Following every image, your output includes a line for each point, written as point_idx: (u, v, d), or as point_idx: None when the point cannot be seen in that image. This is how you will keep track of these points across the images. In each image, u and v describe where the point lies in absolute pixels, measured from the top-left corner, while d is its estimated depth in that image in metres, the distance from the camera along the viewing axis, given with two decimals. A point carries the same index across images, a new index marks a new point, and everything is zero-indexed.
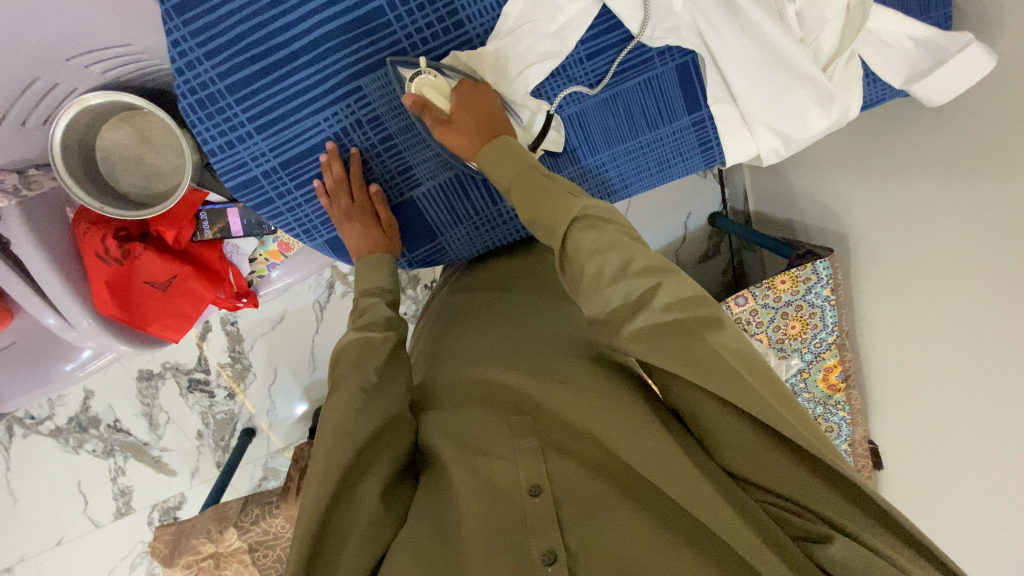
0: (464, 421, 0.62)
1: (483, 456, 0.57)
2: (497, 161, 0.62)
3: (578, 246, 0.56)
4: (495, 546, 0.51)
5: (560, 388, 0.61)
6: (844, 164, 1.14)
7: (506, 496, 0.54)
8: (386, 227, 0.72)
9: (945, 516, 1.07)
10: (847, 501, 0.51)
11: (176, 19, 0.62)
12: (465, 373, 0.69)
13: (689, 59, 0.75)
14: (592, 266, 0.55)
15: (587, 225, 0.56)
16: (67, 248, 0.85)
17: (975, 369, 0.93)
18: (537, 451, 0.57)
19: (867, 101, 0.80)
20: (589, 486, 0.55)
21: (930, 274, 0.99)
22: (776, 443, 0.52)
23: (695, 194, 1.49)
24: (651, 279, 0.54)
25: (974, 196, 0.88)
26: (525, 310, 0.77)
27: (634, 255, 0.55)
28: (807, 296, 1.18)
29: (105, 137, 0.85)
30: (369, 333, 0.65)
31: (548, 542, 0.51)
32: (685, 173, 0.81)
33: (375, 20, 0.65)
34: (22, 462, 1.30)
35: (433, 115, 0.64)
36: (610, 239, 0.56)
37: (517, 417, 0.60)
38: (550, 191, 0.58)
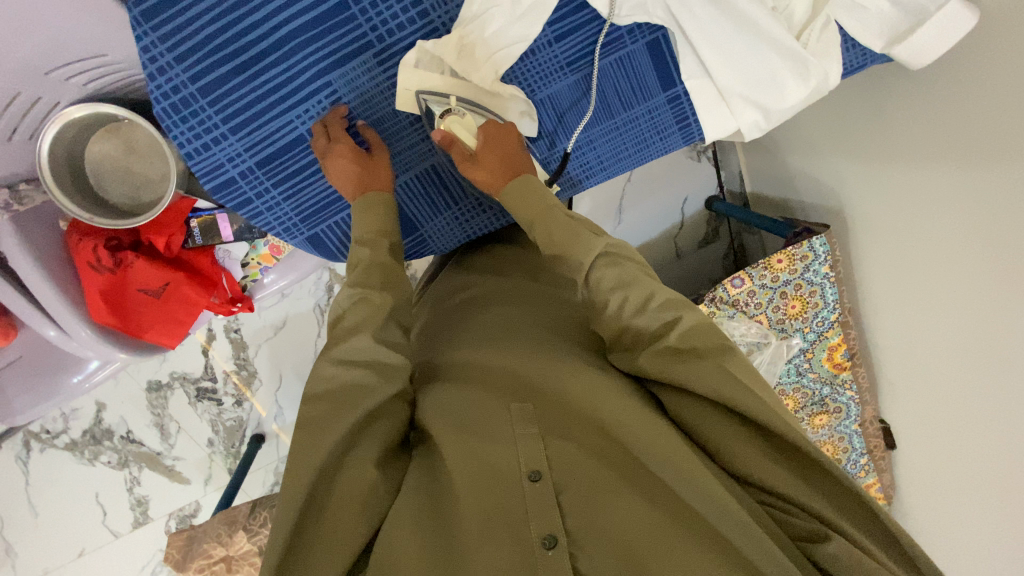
0: (460, 402, 0.60)
1: (480, 437, 0.55)
2: (519, 197, 0.66)
3: (601, 281, 0.61)
4: (493, 531, 0.48)
5: (564, 378, 0.60)
6: (834, 138, 1.12)
7: (506, 480, 0.52)
8: (369, 162, 0.68)
9: (968, 494, 1.03)
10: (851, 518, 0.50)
11: (145, 25, 0.63)
12: (461, 358, 0.67)
13: (660, 35, 0.74)
14: (615, 298, 0.60)
15: (609, 261, 0.62)
16: (62, 260, 0.87)
17: (990, 334, 0.90)
18: (538, 436, 0.55)
19: (847, 67, 0.77)
20: (592, 472, 0.52)
21: (936, 241, 0.96)
22: (781, 457, 0.52)
23: (689, 176, 1.44)
24: (672, 313, 0.59)
25: (975, 156, 0.85)
26: (524, 300, 0.76)
27: (655, 292, 0.60)
28: (805, 274, 1.16)
29: (94, 149, 0.87)
30: (366, 290, 0.62)
31: (548, 526, 0.48)
32: (664, 152, 0.80)
33: (340, 14, 0.66)
34: (41, 476, 1.33)
35: (459, 149, 0.67)
36: (631, 275, 0.61)
37: (519, 403, 0.58)
38: (578, 231, 0.64)
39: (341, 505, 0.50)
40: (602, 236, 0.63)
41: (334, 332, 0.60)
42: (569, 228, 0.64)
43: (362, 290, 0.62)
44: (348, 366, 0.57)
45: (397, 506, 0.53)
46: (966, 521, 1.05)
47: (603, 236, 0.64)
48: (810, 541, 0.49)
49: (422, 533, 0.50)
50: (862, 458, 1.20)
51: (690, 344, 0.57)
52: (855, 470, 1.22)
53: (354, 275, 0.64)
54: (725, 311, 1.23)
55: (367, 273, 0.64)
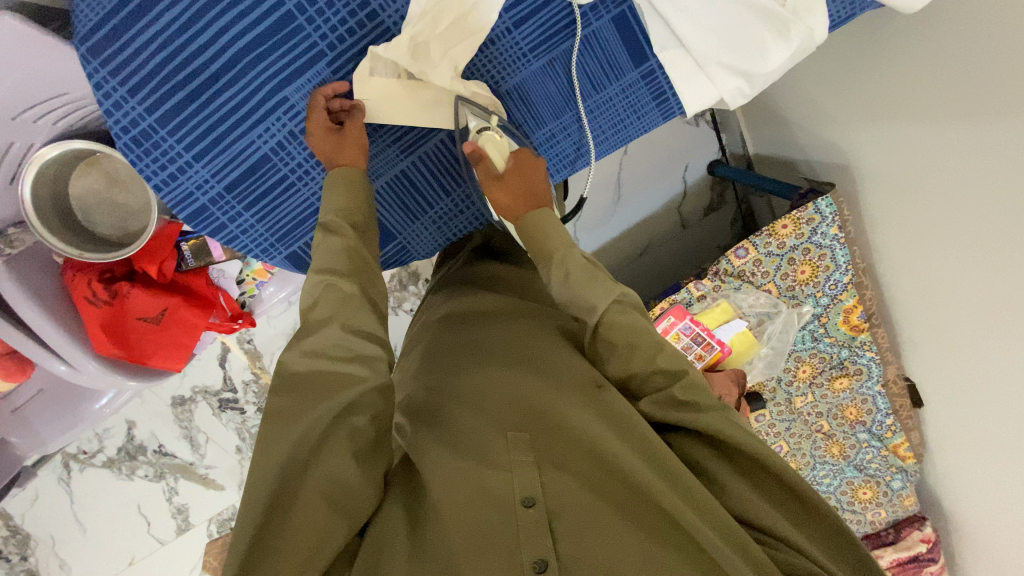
0: (461, 425, 0.59)
1: (471, 460, 0.54)
2: (539, 230, 0.65)
3: (613, 329, 0.59)
4: (487, 553, 0.48)
5: (566, 404, 0.58)
6: (835, 89, 1.04)
7: (501, 507, 0.50)
8: (337, 141, 0.65)
9: (1004, 446, 0.99)
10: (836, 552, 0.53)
11: (93, 61, 0.61)
12: (459, 379, 0.65)
13: (626, 8, 0.70)
14: (622, 345, 0.59)
15: (622, 310, 0.60)
16: (60, 298, 0.89)
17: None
18: (533, 464, 0.54)
19: (835, 19, 0.72)
20: (585, 501, 0.51)
21: (958, 187, 0.89)
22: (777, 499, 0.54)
23: (689, 144, 1.36)
24: (679, 366, 0.58)
25: (999, 90, 0.78)
26: (517, 315, 0.73)
27: (664, 344, 0.59)
28: (813, 237, 1.10)
29: (75, 185, 0.87)
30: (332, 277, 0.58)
31: (539, 550, 0.48)
32: (644, 131, 0.76)
33: (287, 26, 0.63)
34: (84, 494, 1.38)
35: (487, 167, 0.66)
36: (642, 326, 0.60)
37: (516, 431, 0.56)
38: (595, 278, 0.61)
39: (311, 501, 0.48)
40: (618, 284, 0.61)
41: (307, 323, 0.57)
42: (587, 271, 0.62)
43: (329, 277, 0.59)
44: (324, 359, 0.54)
45: (385, 511, 0.53)
46: (1010, 475, 0.99)
47: (616, 283, 0.62)
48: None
49: (405, 553, 0.49)
50: (887, 419, 1.16)
51: (694, 398, 0.56)
52: (880, 431, 1.17)
53: (323, 260, 0.60)
54: (730, 284, 1.20)
55: (333, 257, 0.60)
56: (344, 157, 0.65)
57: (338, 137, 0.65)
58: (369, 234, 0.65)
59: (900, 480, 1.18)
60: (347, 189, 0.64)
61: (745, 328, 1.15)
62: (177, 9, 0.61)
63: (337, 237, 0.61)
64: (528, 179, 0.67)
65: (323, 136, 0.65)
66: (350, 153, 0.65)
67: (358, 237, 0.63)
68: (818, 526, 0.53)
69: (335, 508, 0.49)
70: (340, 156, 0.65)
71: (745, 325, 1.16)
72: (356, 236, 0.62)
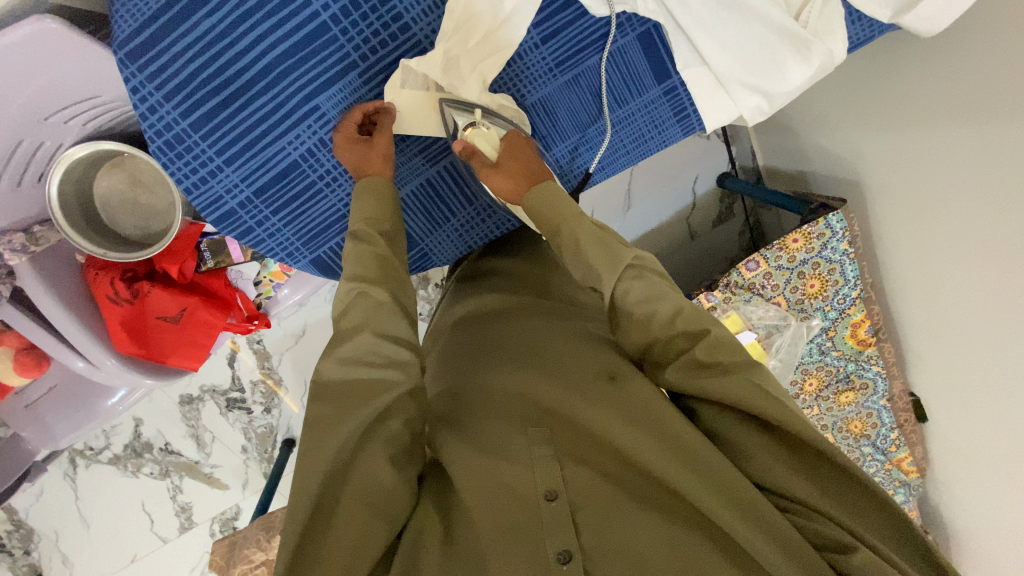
0: (481, 422, 0.60)
1: (493, 457, 0.55)
2: (542, 205, 0.65)
3: (628, 295, 0.59)
4: (509, 545, 0.49)
5: (583, 399, 0.59)
6: (849, 107, 1.06)
7: (523, 501, 0.52)
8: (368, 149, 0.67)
9: (1002, 463, 1.00)
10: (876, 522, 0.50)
11: (131, 66, 0.63)
12: (479, 378, 0.66)
13: (650, 26, 0.72)
14: (639, 314, 0.58)
15: (636, 275, 0.59)
16: (81, 296, 0.90)
17: None
18: (554, 459, 0.55)
19: (855, 41, 0.74)
20: (607, 494, 0.52)
21: (966, 207, 0.91)
22: (814, 470, 0.52)
23: (701, 156, 1.38)
24: (698, 327, 0.56)
25: (1011, 115, 0.80)
26: (531, 313, 0.75)
27: (683, 305, 0.58)
28: (823, 252, 1.11)
29: (101, 185, 0.89)
30: (364, 284, 0.59)
31: (563, 542, 0.49)
32: (664, 146, 0.78)
33: (321, 36, 0.64)
34: (89, 490, 1.38)
35: (480, 161, 0.67)
36: (659, 289, 0.59)
37: (536, 427, 0.58)
38: (607, 243, 0.61)
39: (350, 505, 0.49)
40: (630, 249, 0.61)
41: (338, 330, 0.58)
42: (599, 240, 0.62)
43: (361, 284, 0.60)
44: (358, 365, 0.55)
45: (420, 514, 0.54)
46: (1010, 492, 1.01)
47: (628, 248, 0.62)
48: (837, 552, 0.48)
49: (442, 553, 0.50)
50: (891, 433, 1.17)
51: (719, 359, 0.54)
52: (885, 445, 1.18)
53: (350, 268, 0.61)
54: (741, 296, 1.19)
55: (364, 265, 0.61)
56: (368, 167, 0.67)
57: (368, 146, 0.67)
58: (397, 241, 0.66)
59: (903, 494, 1.19)
60: (373, 195, 0.66)
61: (754, 340, 1.17)
62: (215, 17, 0.62)
63: (366, 245, 0.62)
64: (524, 159, 0.68)
65: (349, 147, 0.67)
66: (373, 163, 0.67)
67: (387, 246, 0.64)
68: (854, 493, 0.51)
69: (375, 514, 0.50)
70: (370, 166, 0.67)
71: (754, 336, 1.17)
72: (387, 246, 0.64)
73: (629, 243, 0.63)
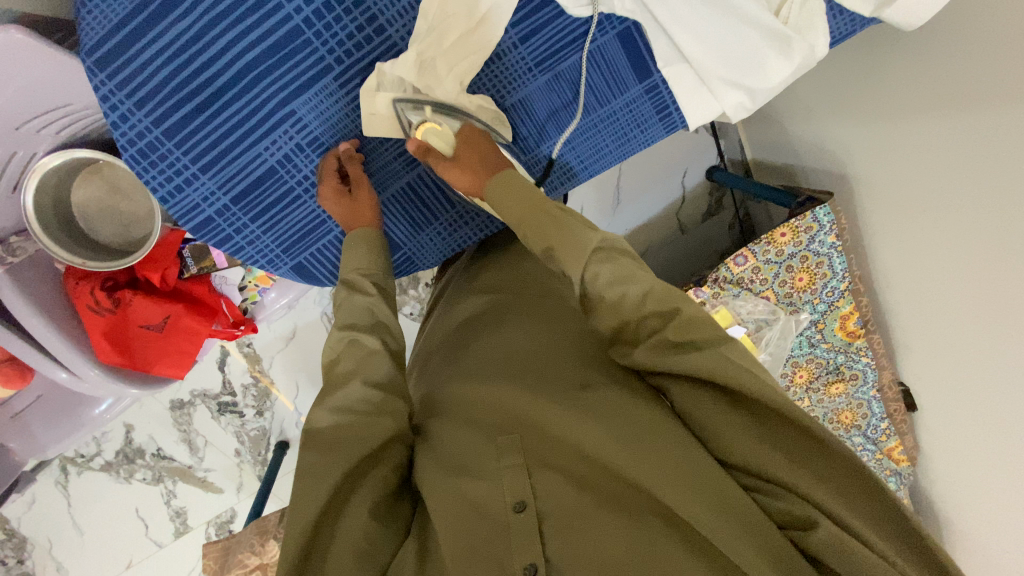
0: (456, 439, 0.59)
1: (462, 475, 0.55)
2: (502, 192, 0.64)
3: (597, 278, 0.57)
4: (474, 563, 0.49)
5: (558, 405, 0.58)
6: (835, 99, 1.06)
7: (489, 514, 0.52)
8: (352, 202, 0.69)
9: (991, 453, 1.01)
10: (854, 498, 0.49)
11: (100, 74, 0.62)
12: (464, 381, 0.66)
13: (630, 24, 0.70)
14: (611, 297, 0.56)
15: (604, 257, 0.58)
16: (63, 306, 0.89)
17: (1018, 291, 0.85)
18: (523, 467, 0.55)
19: (836, 35, 0.74)
20: (574, 502, 0.52)
21: (954, 199, 0.90)
22: (785, 443, 0.50)
23: (689, 150, 1.37)
24: (670, 306, 0.55)
25: (998, 107, 0.79)
26: (516, 313, 0.74)
27: (654, 286, 0.57)
28: (810, 245, 1.11)
29: (79, 194, 0.87)
30: (355, 332, 0.60)
31: (529, 555, 0.50)
32: (648, 146, 0.77)
33: (294, 40, 0.63)
34: (80, 498, 1.36)
35: (436, 156, 0.67)
36: (629, 271, 0.57)
37: (505, 436, 0.57)
38: (572, 225, 0.60)
39: None
40: (595, 231, 0.59)
41: (331, 377, 0.58)
42: (564, 224, 0.60)
43: (353, 332, 0.60)
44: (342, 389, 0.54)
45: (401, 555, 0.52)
46: (1001, 483, 1.01)
47: (595, 230, 0.60)
48: (802, 529, 0.49)
49: None
50: (881, 423, 1.18)
51: (688, 337, 0.53)
52: (875, 435, 1.19)
53: (342, 317, 0.62)
54: (729, 291, 1.19)
55: (352, 316, 0.62)
56: (357, 219, 0.69)
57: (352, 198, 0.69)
58: (389, 287, 0.68)
59: (895, 483, 1.19)
60: (366, 245, 0.67)
61: (744, 335, 1.15)
62: (186, 22, 0.61)
63: (355, 294, 0.63)
64: (479, 150, 0.67)
65: (336, 203, 0.69)
66: (361, 214, 0.69)
67: (380, 295, 0.65)
68: (829, 466, 0.49)
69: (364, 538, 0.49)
70: (359, 217, 0.69)
71: (743, 331, 1.17)
72: (378, 294, 0.65)
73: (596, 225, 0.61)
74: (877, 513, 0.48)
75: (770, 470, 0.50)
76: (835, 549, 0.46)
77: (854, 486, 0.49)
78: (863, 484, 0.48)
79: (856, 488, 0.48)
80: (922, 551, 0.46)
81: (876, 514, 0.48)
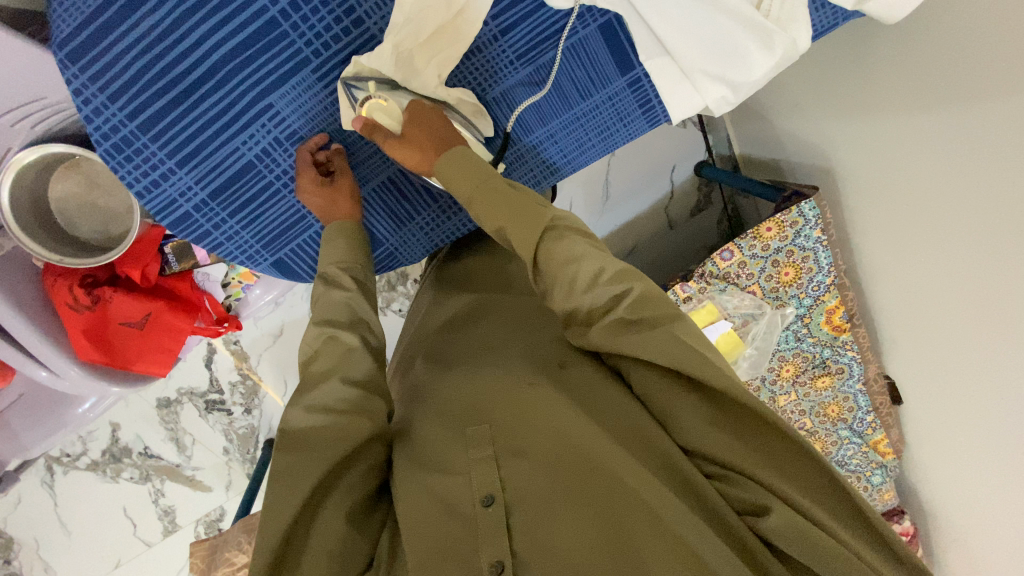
0: (432, 432, 0.58)
1: (433, 472, 0.54)
2: (458, 171, 0.62)
3: (550, 255, 0.58)
4: (441, 560, 0.48)
5: (529, 395, 0.58)
6: (820, 94, 1.06)
7: (455, 508, 0.51)
8: (332, 191, 0.68)
9: (976, 445, 1.02)
10: (803, 479, 0.51)
11: (72, 66, 0.60)
12: (441, 375, 0.66)
13: (611, 17, 0.70)
14: (564, 276, 0.57)
15: (556, 236, 0.59)
16: (41, 303, 0.87)
17: (1001, 284, 0.85)
18: (492, 459, 0.54)
19: (819, 29, 0.74)
20: (546, 495, 0.50)
21: (937, 194, 0.91)
22: (739, 428, 0.52)
23: (677, 146, 1.37)
24: (622, 284, 0.56)
25: (981, 102, 0.79)
26: (496, 308, 0.75)
27: (606, 264, 0.57)
28: (796, 240, 1.11)
29: (56, 189, 0.86)
30: (333, 328, 0.60)
31: (496, 552, 0.48)
32: (631, 138, 0.77)
33: (271, 32, 0.62)
34: (67, 498, 1.35)
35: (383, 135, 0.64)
36: (581, 250, 0.58)
37: (474, 427, 0.56)
38: (522, 204, 0.60)
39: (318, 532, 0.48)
40: (549, 210, 0.60)
41: (306, 376, 0.57)
42: (515, 203, 0.60)
43: (331, 328, 0.60)
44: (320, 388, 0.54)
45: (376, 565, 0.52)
46: (985, 474, 1.02)
47: (548, 211, 0.61)
48: (753, 513, 0.51)
49: None
50: (867, 416, 1.19)
51: (642, 315, 0.54)
52: (861, 428, 1.20)
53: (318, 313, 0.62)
54: (716, 286, 1.19)
55: (331, 310, 0.62)
56: (335, 211, 0.69)
57: (333, 188, 0.68)
58: (369, 283, 0.68)
59: (881, 475, 1.22)
60: (345, 239, 0.68)
61: (730, 330, 1.16)
62: (159, 13, 0.60)
63: (333, 288, 0.64)
64: (431, 127, 0.65)
65: (314, 191, 0.67)
66: (340, 206, 0.69)
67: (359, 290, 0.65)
68: (780, 448, 0.51)
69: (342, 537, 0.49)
70: (338, 209, 0.69)
71: (730, 326, 1.17)
72: (357, 289, 0.65)
73: (550, 205, 0.62)
74: (823, 492, 0.50)
75: (726, 455, 0.51)
76: (785, 534, 0.48)
77: (803, 468, 0.50)
78: (810, 466, 0.50)
79: (804, 470, 0.51)
80: (872, 533, 0.49)
81: (822, 492, 0.50)
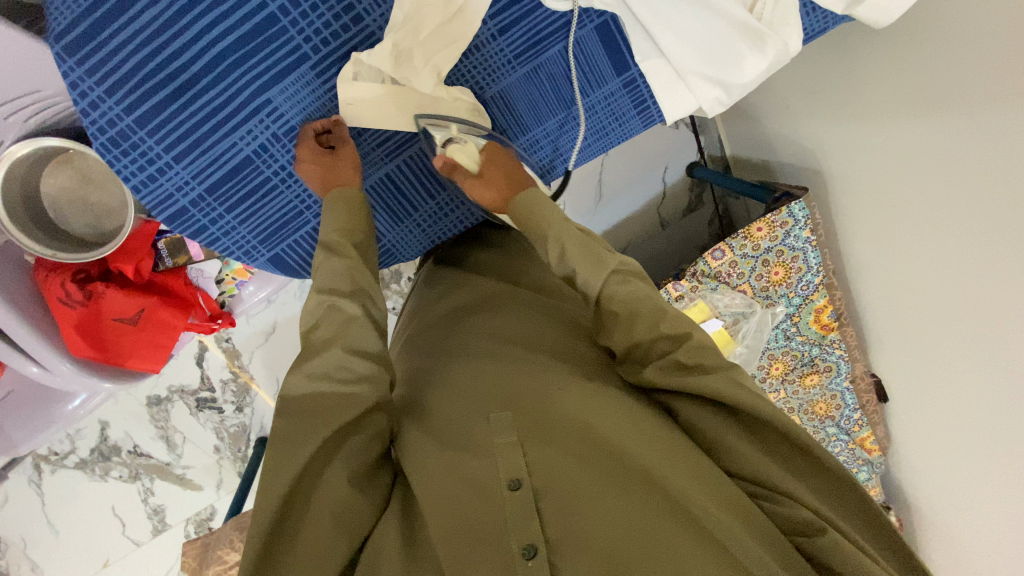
0: (453, 420, 0.58)
1: (459, 452, 0.54)
2: (529, 210, 0.66)
3: (613, 300, 0.60)
4: (472, 549, 0.47)
5: (554, 387, 0.59)
6: (809, 96, 1.08)
7: (485, 493, 0.51)
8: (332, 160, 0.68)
9: (959, 441, 1.04)
10: (844, 512, 0.53)
11: (69, 60, 0.60)
12: (453, 367, 0.65)
13: (608, 17, 0.71)
14: (624, 316, 0.59)
15: (621, 279, 0.61)
16: (33, 298, 0.87)
17: (984, 283, 0.88)
18: (517, 444, 0.53)
19: (809, 32, 0.76)
20: (573, 481, 0.50)
21: (924, 195, 0.93)
22: (785, 461, 0.54)
23: (669, 146, 1.38)
24: (681, 330, 0.57)
25: (965, 106, 0.82)
26: (504, 302, 0.74)
27: (666, 309, 0.59)
28: (786, 240, 1.13)
29: (49, 184, 0.85)
30: (336, 298, 0.60)
31: (527, 535, 0.48)
32: (626, 137, 0.80)
33: (270, 27, 0.63)
34: (54, 496, 1.34)
35: (463, 173, 0.68)
36: (641, 294, 0.60)
37: (498, 412, 0.56)
38: (590, 247, 0.63)
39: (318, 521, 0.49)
40: (615, 255, 0.62)
41: (308, 343, 0.58)
42: (583, 244, 0.63)
43: (332, 297, 0.60)
44: (318, 380, 0.54)
45: (381, 525, 0.52)
46: (968, 469, 1.05)
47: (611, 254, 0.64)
48: (799, 534, 0.50)
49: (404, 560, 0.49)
50: (854, 414, 1.21)
51: (700, 361, 0.55)
52: (848, 425, 1.22)
53: (321, 280, 0.61)
54: (707, 285, 1.21)
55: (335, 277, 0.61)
56: (336, 178, 0.68)
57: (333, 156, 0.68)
58: (369, 253, 0.67)
59: (867, 472, 1.25)
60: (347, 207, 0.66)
61: (722, 328, 1.17)
62: (157, 8, 0.60)
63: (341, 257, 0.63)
64: (506, 166, 0.69)
65: (314, 159, 0.67)
66: (342, 173, 0.68)
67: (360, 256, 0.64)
68: (823, 480, 0.53)
69: (341, 526, 0.50)
70: (339, 176, 0.68)
71: (721, 324, 1.19)
72: (358, 257, 0.64)
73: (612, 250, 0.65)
74: (863, 524, 0.53)
75: (775, 482, 0.52)
76: (835, 555, 0.48)
77: (845, 502, 0.53)
78: (854, 500, 0.53)
79: (846, 502, 0.53)
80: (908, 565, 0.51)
81: (863, 526, 0.53)
